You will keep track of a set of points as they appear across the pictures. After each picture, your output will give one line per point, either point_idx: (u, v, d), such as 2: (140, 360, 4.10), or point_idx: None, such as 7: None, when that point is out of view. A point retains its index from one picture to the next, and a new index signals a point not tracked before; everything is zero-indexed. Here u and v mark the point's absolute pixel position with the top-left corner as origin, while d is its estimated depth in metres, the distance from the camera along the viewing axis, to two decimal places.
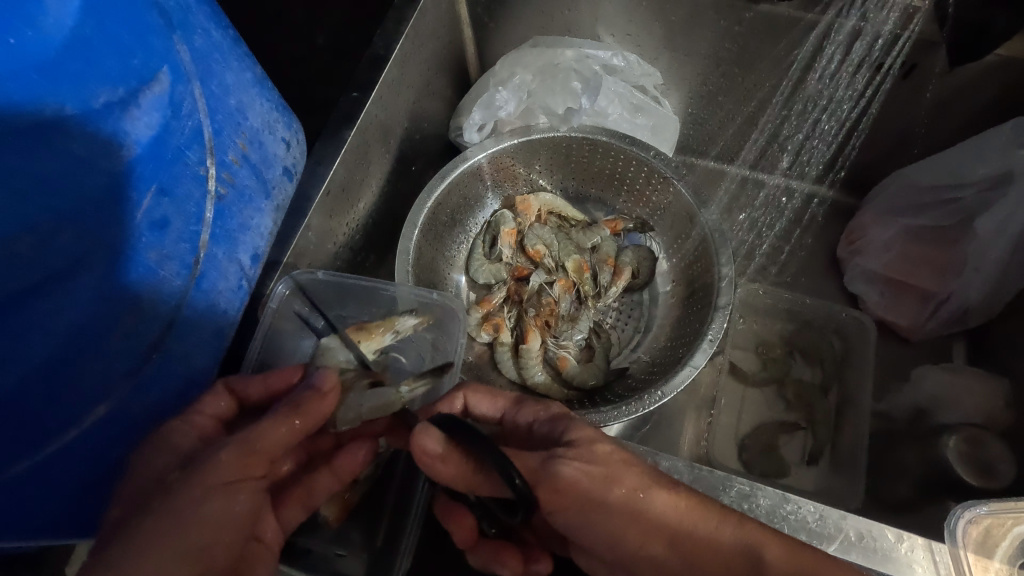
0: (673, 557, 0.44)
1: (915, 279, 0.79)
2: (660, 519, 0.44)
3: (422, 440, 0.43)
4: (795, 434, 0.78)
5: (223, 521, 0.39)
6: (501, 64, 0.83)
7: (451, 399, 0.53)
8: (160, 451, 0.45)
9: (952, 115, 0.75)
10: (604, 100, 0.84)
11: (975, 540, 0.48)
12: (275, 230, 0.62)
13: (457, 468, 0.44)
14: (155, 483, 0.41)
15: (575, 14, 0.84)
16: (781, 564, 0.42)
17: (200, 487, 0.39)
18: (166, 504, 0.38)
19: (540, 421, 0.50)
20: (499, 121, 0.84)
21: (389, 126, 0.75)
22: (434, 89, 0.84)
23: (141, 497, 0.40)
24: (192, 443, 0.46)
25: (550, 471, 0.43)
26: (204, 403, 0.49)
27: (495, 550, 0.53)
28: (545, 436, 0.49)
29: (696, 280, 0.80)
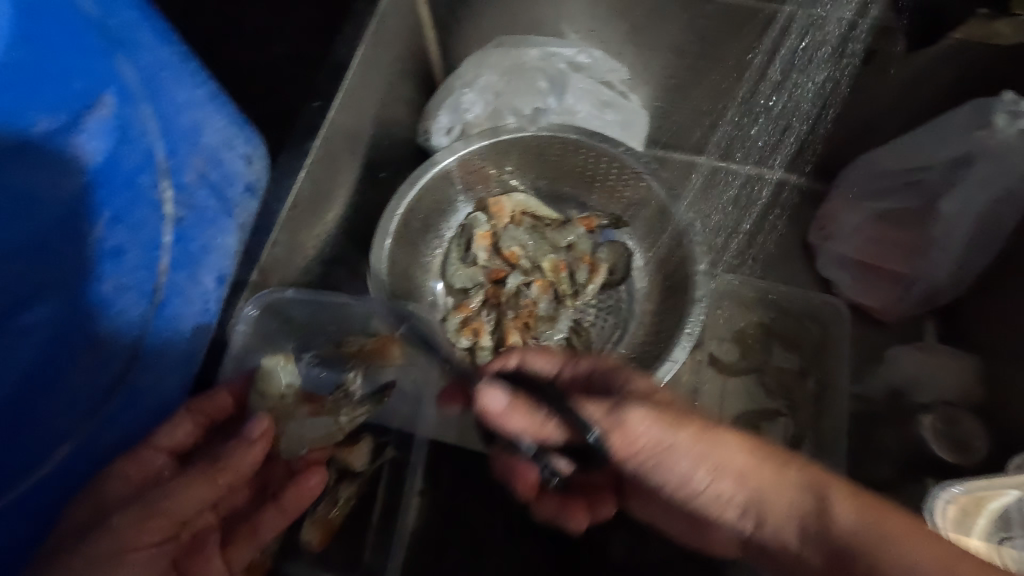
0: (740, 495, 0.42)
1: (885, 262, 0.81)
2: (723, 467, 0.42)
3: (484, 397, 0.47)
4: (776, 420, 0.79)
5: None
6: (467, 65, 0.83)
7: (506, 357, 0.53)
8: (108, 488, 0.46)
9: (912, 100, 0.76)
10: (572, 98, 0.82)
11: (954, 519, 0.49)
12: (240, 250, 0.60)
13: (524, 420, 0.47)
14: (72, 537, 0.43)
15: (537, 12, 0.84)
16: (845, 520, 0.40)
17: (99, 552, 0.41)
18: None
19: (597, 374, 0.50)
20: (466, 124, 0.82)
21: (355, 134, 0.74)
22: (399, 94, 0.83)
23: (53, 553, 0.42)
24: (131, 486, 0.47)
25: (624, 410, 0.42)
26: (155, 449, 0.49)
27: (558, 503, 0.58)
28: (605, 385, 0.49)
29: (673, 274, 0.80)
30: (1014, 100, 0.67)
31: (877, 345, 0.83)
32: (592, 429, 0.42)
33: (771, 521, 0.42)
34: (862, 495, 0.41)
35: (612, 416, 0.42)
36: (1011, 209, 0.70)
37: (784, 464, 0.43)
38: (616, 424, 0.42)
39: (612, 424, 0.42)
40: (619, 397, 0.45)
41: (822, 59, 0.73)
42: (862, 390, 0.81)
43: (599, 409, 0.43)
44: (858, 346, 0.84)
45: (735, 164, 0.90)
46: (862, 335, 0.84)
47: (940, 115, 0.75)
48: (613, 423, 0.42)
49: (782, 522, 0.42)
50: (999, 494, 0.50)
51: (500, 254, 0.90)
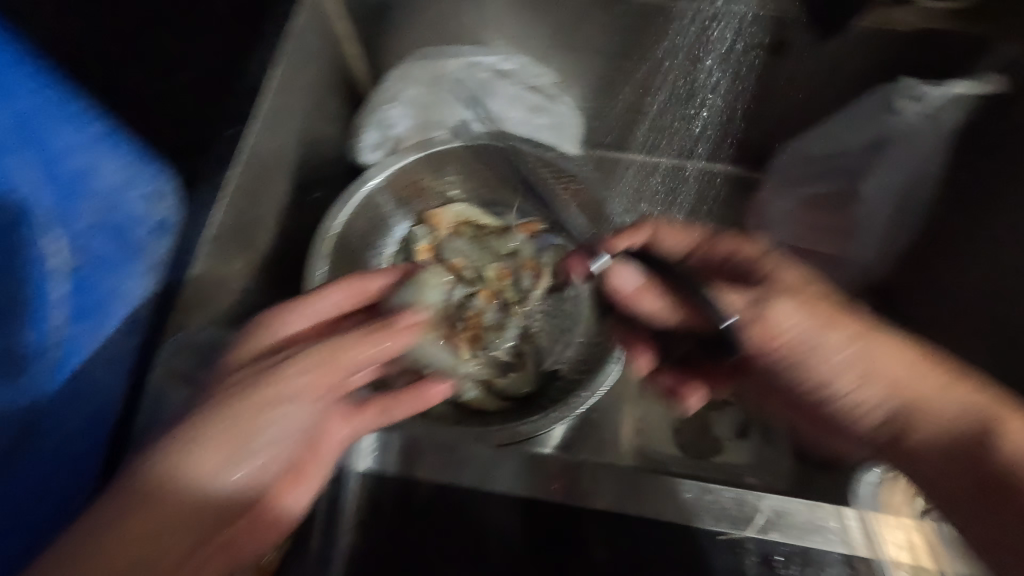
0: (888, 402, 0.49)
1: (819, 246, 0.82)
2: (869, 364, 0.49)
3: (619, 273, 0.58)
4: (724, 409, 0.81)
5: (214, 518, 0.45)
6: (390, 79, 0.81)
7: (643, 227, 0.59)
8: (248, 412, 0.45)
9: (829, 90, 0.78)
10: (500, 105, 0.83)
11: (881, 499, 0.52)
12: (156, 292, 0.60)
13: (647, 297, 0.57)
14: (198, 430, 0.44)
15: (457, 18, 0.83)
16: (1012, 441, 0.45)
17: (258, 400, 0.46)
18: (181, 470, 0.43)
19: (734, 259, 0.55)
20: (395, 138, 0.81)
21: (280, 157, 0.72)
22: (325, 111, 0.81)
23: (182, 434, 0.44)
24: (286, 397, 0.47)
25: (773, 307, 0.50)
26: (306, 379, 0.48)
27: (677, 373, 0.71)
28: (742, 272, 0.55)
29: (611, 270, 0.78)
30: (913, 85, 0.69)
31: None
32: (726, 319, 0.49)
33: (916, 436, 0.49)
34: (1014, 412, 0.47)
35: (757, 309, 0.50)
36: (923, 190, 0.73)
37: (943, 377, 0.49)
38: (758, 318, 0.50)
39: (755, 317, 0.50)
40: (764, 286, 0.51)
41: (734, 53, 0.75)
42: None
43: (741, 300, 0.51)
44: None
45: (663, 155, 0.90)
46: None
47: (859, 101, 0.76)
48: (755, 317, 0.50)
49: (937, 441, 0.48)
50: None
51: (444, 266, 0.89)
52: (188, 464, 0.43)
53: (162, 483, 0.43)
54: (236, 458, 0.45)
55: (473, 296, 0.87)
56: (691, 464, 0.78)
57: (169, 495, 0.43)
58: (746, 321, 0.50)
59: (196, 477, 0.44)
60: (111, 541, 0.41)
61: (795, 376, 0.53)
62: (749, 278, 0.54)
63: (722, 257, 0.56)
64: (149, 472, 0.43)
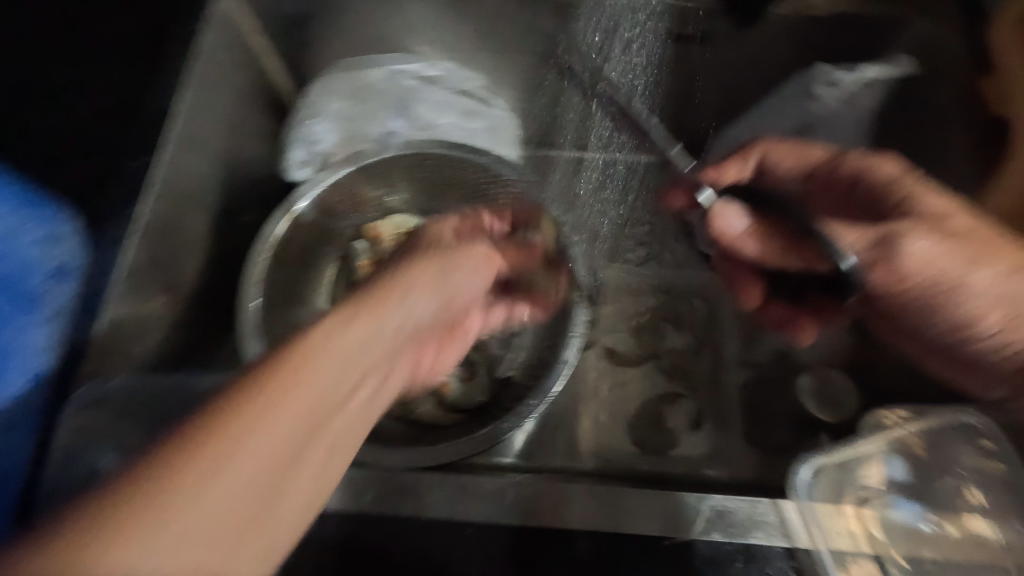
0: (999, 326, 0.55)
1: None
2: (976, 284, 0.53)
3: (726, 217, 0.54)
4: (677, 402, 0.81)
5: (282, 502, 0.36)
6: (311, 92, 0.78)
7: (754, 149, 0.64)
8: (333, 356, 0.41)
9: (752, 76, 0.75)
10: (429, 112, 0.81)
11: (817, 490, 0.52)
12: (64, 343, 0.57)
13: (755, 241, 0.53)
14: (289, 379, 0.38)
15: (379, 26, 0.80)
16: None
17: (390, 308, 0.46)
18: (231, 451, 0.34)
19: (865, 180, 0.60)
20: (325, 155, 0.79)
21: (200, 184, 0.69)
22: (248, 130, 0.78)
23: (250, 392, 0.36)
24: (371, 331, 0.44)
25: (896, 242, 0.51)
26: (419, 299, 0.49)
27: (785, 312, 0.65)
28: (875, 196, 0.59)
29: (556, 273, 0.81)
30: (829, 70, 0.70)
31: None
32: (846, 259, 0.49)
33: None
34: None
35: (883, 243, 0.51)
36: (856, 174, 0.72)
37: None
38: (884, 258, 0.51)
39: (883, 255, 0.51)
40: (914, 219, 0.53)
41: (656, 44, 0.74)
42: (752, 358, 0.83)
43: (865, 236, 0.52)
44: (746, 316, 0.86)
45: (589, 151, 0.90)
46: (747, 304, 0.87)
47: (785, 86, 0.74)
48: (880, 258, 0.51)
49: None
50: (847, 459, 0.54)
51: None
52: (247, 441, 0.35)
53: (196, 478, 0.33)
54: (299, 430, 0.37)
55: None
56: (649, 461, 0.78)
57: (227, 468, 0.34)
58: (870, 261, 0.51)
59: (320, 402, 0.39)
60: (141, 560, 0.30)
61: (938, 315, 0.56)
62: (883, 203, 0.58)
63: (846, 182, 0.61)
64: (189, 457, 0.33)
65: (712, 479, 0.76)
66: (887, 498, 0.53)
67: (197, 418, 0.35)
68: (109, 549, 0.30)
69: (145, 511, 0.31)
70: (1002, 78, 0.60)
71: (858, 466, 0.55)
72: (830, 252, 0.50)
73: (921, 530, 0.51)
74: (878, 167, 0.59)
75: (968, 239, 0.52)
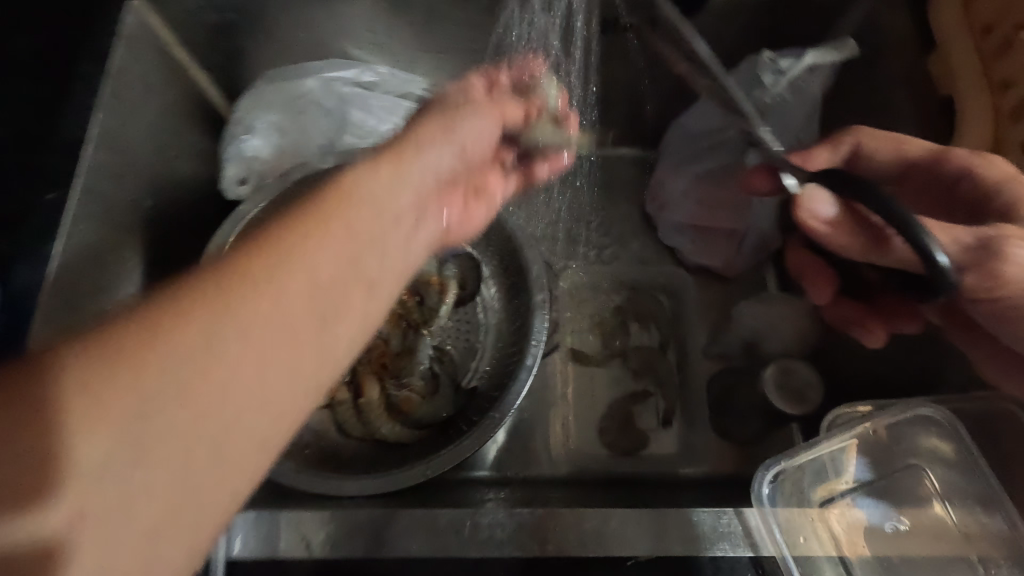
0: None
1: (715, 221, 0.83)
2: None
3: (813, 201, 0.48)
4: (646, 400, 0.80)
5: (303, 364, 0.36)
6: (241, 109, 0.73)
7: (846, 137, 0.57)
8: (356, 217, 0.40)
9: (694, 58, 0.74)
10: (369, 118, 0.75)
11: (775, 495, 0.48)
12: None
13: (843, 232, 0.47)
14: (311, 234, 0.37)
15: (311, 31, 0.76)
16: None
17: (426, 167, 0.45)
18: (250, 297, 0.34)
19: (972, 178, 0.52)
20: (260, 171, 0.73)
21: (123, 212, 0.65)
22: (181, 148, 0.73)
23: (268, 243, 0.36)
24: (392, 193, 0.42)
25: (1004, 248, 0.42)
26: (434, 155, 0.45)
27: (855, 311, 0.60)
28: (977, 195, 0.52)
29: (512, 270, 0.80)
30: (772, 60, 0.66)
31: (729, 300, 0.85)
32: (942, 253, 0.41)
33: None
34: None
35: (983, 247, 0.43)
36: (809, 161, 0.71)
37: None
38: (981, 262, 0.42)
39: (979, 258, 0.42)
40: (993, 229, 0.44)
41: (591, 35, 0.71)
42: (720, 349, 0.82)
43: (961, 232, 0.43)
44: (712, 306, 0.85)
45: None
46: (712, 293, 0.86)
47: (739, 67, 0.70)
48: (976, 261, 0.43)
49: None
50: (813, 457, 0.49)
51: None
52: (266, 293, 0.34)
53: (210, 319, 0.32)
54: (324, 289, 0.36)
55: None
56: (617, 464, 0.76)
57: (255, 315, 0.34)
58: (962, 264, 0.43)
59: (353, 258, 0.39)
60: (158, 394, 0.31)
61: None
62: (984, 205, 0.51)
63: (947, 181, 0.54)
64: (203, 299, 0.33)
65: (679, 478, 0.75)
66: (851, 498, 0.48)
67: (215, 266, 0.35)
68: (123, 377, 0.30)
69: (159, 343, 0.31)
70: (944, 56, 0.58)
71: (826, 464, 0.49)
72: (919, 244, 0.41)
73: (886, 530, 0.47)
74: (989, 167, 0.51)
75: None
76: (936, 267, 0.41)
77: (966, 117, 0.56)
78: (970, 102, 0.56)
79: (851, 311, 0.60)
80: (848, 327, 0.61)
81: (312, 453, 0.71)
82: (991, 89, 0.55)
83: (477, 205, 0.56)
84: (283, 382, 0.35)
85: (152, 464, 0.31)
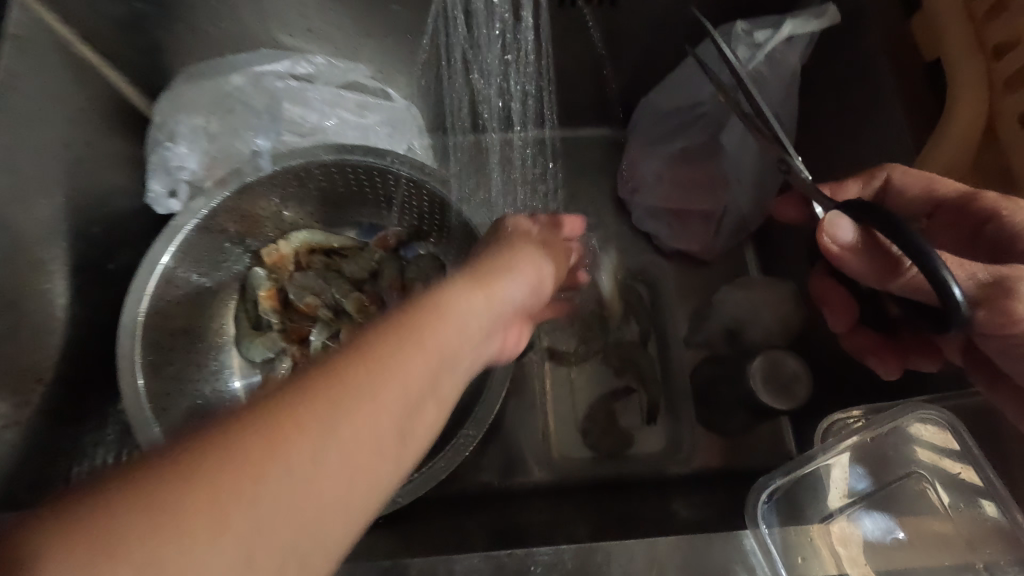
0: None
1: (689, 203, 0.78)
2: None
3: (835, 225, 0.45)
4: (629, 398, 0.76)
5: (383, 482, 0.31)
6: (161, 112, 0.66)
7: (874, 172, 0.52)
8: (444, 336, 0.35)
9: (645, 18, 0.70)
10: (312, 115, 0.69)
11: (771, 514, 0.45)
12: None
13: (860, 260, 0.45)
14: (408, 353, 0.33)
15: (235, 19, 0.68)
16: None
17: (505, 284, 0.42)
18: (344, 416, 0.29)
19: (999, 222, 0.46)
20: (190, 183, 0.66)
21: (34, 239, 0.57)
22: (102, 160, 0.65)
23: (362, 358, 0.32)
24: (474, 318, 0.38)
25: (1012, 284, 0.40)
26: (511, 289, 0.42)
27: (869, 341, 0.57)
28: (1002, 238, 0.46)
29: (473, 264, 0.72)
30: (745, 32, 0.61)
31: (708, 286, 0.82)
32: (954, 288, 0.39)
33: None
34: None
35: (1000, 283, 0.40)
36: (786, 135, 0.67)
37: None
38: (993, 298, 0.40)
39: (991, 295, 0.41)
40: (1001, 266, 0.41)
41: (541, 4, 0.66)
42: (702, 339, 0.78)
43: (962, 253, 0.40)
44: (690, 292, 0.82)
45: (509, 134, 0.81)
46: (690, 279, 0.82)
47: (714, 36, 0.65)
48: (989, 296, 0.41)
49: None
50: (810, 473, 0.47)
51: (296, 310, 0.76)
52: (358, 410, 0.30)
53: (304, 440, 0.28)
54: (401, 409, 0.31)
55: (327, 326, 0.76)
56: (603, 468, 0.73)
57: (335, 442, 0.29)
58: (973, 299, 0.41)
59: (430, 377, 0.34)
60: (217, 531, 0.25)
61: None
62: (1009, 249, 0.46)
63: (972, 222, 0.48)
64: (295, 420, 0.28)
65: (668, 476, 0.72)
66: (850, 511, 0.46)
67: (304, 380, 0.30)
68: (206, 509, 0.25)
69: (244, 470, 0.27)
70: (931, 19, 0.53)
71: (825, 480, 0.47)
72: (936, 278, 0.39)
73: (888, 544, 0.44)
74: (1016, 210, 0.46)
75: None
76: (951, 302, 0.39)
77: (958, 90, 0.50)
78: (964, 71, 0.50)
79: (867, 340, 0.57)
80: (864, 359, 0.58)
81: None
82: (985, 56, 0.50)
83: (525, 325, 0.52)
84: (366, 500, 0.30)
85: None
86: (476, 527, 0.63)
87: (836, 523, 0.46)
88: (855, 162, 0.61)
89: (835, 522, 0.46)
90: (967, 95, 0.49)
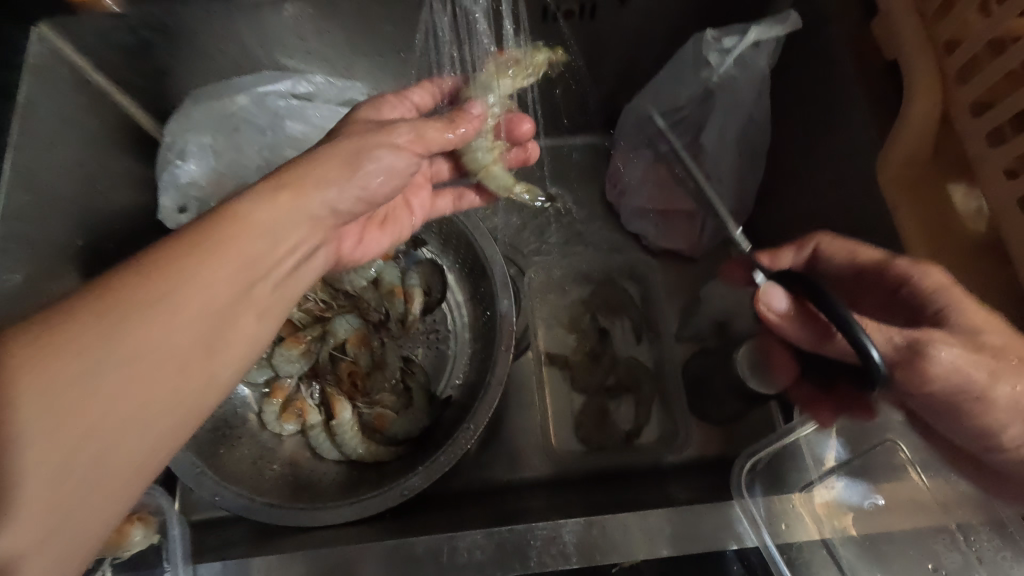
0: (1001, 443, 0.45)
1: (675, 203, 0.81)
2: (1000, 399, 0.43)
3: (769, 294, 0.49)
4: (620, 395, 0.79)
5: (210, 378, 0.39)
6: (172, 132, 0.70)
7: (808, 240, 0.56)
8: (243, 241, 0.41)
9: (624, 32, 0.75)
10: (312, 130, 0.74)
11: (755, 484, 0.55)
12: None
13: (798, 325, 0.48)
14: (215, 256, 0.40)
15: (241, 46, 0.72)
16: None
17: (263, 195, 0.43)
18: (148, 331, 0.36)
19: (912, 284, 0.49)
20: (199, 198, 0.70)
21: (52, 255, 0.60)
22: (116, 179, 0.69)
23: (156, 277, 0.37)
24: (283, 211, 0.44)
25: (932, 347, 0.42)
26: (267, 205, 0.43)
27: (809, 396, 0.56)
28: (914, 299, 0.49)
29: (473, 262, 0.78)
30: (716, 38, 0.68)
31: (694, 282, 0.85)
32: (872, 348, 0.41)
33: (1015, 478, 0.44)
34: None
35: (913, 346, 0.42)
36: (759, 135, 0.72)
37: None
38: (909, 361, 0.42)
39: (906, 358, 0.42)
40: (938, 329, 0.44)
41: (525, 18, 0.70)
42: (691, 332, 0.81)
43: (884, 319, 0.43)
44: (679, 290, 0.85)
45: None
46: (677, 275, 0.85)
47: (692, 55, 0.71)
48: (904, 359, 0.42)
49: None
50: (789, 449, 0.56)
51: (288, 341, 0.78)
52: (158, 324, 0.36)
53: (89, 355, 0.34)
54: (191, 314, 0.38)
55: (325, 340, 0.80)
56: (598, 459, 0.76)
57: (135, 356, 0.35)
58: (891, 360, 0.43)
59: (199, 285, 0.38)
60: (82, 433, 0.33)
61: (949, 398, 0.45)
62: (920, 313, 0.48)
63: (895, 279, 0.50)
64: (134, 324, 0.35)
65: (661, 465, 0.74)
66: (829, 480, 0.54)
67: (113, 295, 0.36)
68: (126, 413, 0.35)
69: (127, 380, 0.35)
70: (886, 25, 0.56)
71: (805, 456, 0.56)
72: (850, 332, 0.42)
73: (867, 508, 0.53)
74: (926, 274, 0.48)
75: (1007, 356, 0.43)
76: (870, 364, 0.41)
77: (914, 84, 0.53)
78: (919, 68, 0.53)
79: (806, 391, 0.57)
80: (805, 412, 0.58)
81: (285, 482, 0.69)
82: (935, 49, 0.53)
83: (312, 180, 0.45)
84: (196, 392, 0.38)
85: (109, 491, 0.35)
86: (474, 514, 0.65)
87: (816, 489, 0.54)
88: (828, 161, 0.65)
89: (815, 488, 0.54)
90: (920, 95, 0.52)
